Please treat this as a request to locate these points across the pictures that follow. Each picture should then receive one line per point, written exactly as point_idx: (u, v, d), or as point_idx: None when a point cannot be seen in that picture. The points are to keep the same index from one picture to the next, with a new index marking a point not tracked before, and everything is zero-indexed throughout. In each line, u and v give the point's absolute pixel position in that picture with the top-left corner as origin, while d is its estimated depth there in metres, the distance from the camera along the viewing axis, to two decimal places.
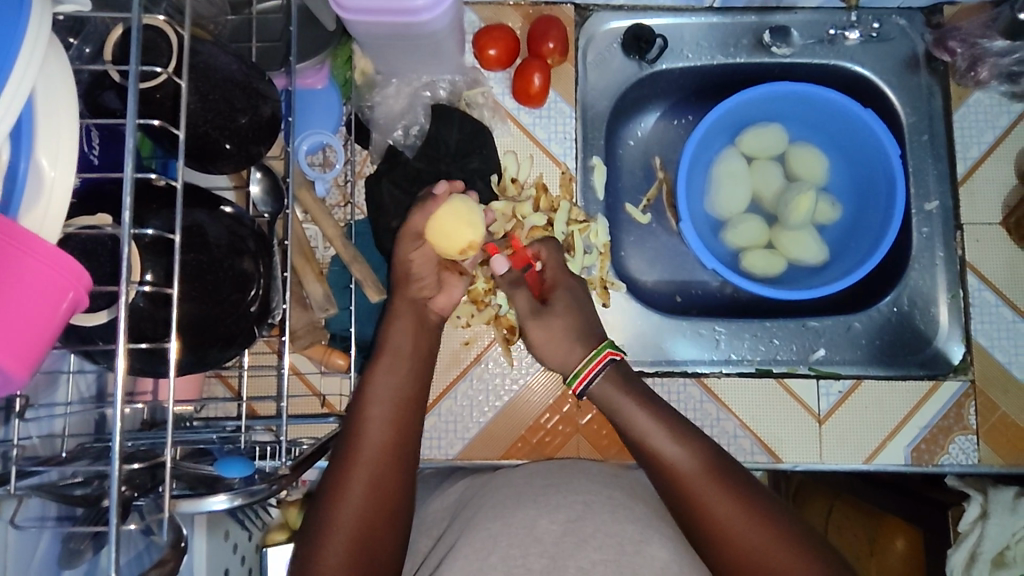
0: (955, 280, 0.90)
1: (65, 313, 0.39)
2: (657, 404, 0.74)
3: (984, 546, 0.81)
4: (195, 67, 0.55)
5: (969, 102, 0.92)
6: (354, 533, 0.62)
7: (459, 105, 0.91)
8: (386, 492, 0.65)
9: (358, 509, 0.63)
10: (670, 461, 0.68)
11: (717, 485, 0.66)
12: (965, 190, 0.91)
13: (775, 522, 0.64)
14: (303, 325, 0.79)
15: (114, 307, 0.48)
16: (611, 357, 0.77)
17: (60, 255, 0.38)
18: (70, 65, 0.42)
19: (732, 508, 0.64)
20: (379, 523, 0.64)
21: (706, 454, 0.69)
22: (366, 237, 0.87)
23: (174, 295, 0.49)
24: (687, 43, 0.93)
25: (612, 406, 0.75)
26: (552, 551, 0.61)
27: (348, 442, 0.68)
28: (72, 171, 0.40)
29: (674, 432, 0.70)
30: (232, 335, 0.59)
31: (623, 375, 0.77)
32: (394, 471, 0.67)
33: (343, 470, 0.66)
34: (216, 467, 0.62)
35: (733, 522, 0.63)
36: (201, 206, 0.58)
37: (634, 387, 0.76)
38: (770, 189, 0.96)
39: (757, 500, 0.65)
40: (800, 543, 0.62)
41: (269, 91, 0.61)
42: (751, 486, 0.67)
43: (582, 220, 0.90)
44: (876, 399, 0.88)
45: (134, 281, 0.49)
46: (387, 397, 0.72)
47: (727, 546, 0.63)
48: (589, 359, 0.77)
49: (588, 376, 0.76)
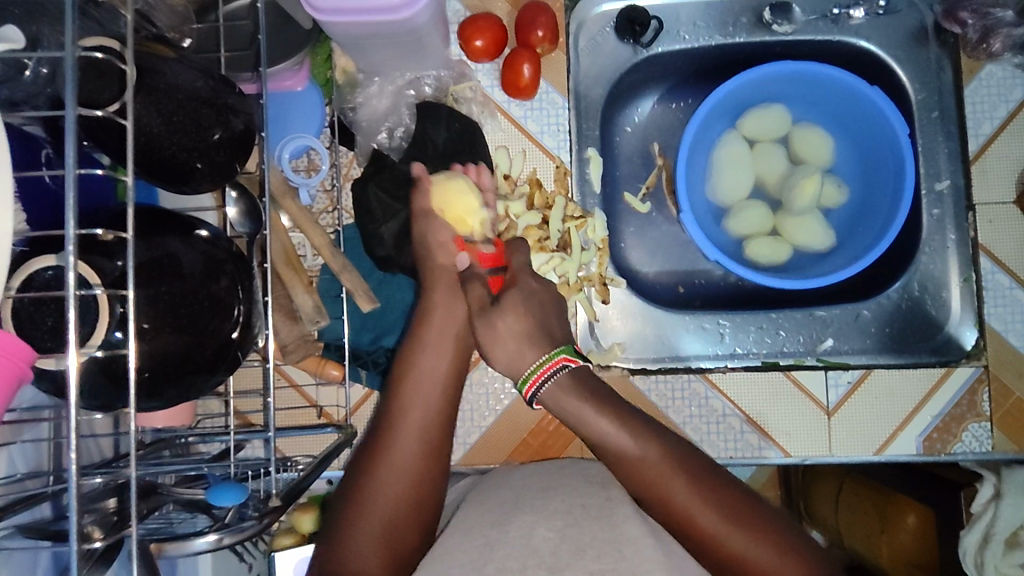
0: (968, 263, 0.87)
1: (9, 389, 0.37)
2: (624, 412, 0.69)
3: (997, 526, 0.77)
4: (154, 88, 0.50)
5: (982, 75, 0.87)
6: (378, 542, 0.61)
7: (446, 101, 0.87)
8: (414, 503, 0.64)
9: (382, 520, 0.62)
10: (634, 461, 0.66)
11: (695, 489, 0.63)
12: (977, 168, 0.87)
13: (749, 516, 0.62)
14: (293, 339, 0.76)
15: (63, 358, 0.42)
16: (566, 363, 0.72)
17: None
18: None
19: (710, 513, 0.62)
20: (401, 538, 0.62)
21: (681, 458, 0.66)
22: (355, 242, 0.84)
23: (132, 351, 0.44)
24: (683, 24, 0.89)
25: (578, 420, 0.70)
26: (550, 562, 0.58)
27: (371, 459, 0.66)
28: (10, 219, 0.35)
29: (644, 436, 0.67)
30: (214, 364, 0.56)
31: (580, 378, 0.72)
32: (421, 476, 0.65)
33: (359, 488, 0.64)
34: (208, 493, 0.58)
35: (714, 527, 0.61)
36: (174, 233, 0.54)
37: (586, 386, 0.72)
38: (775, 174, 0.93)
39: (737, 502, 0.63)
40: (786, 544, 0.61)
41: (240, 103, 0.57)
42: (721, 481, 0.65)
43: (579, 215, 0.87)
44: (886, 386, 0.86)
45: (92, 344, 0.44)
46: (415, 406, 0.70)
47: (714, 548, 0.61)
48: (540, 363, 0.72)
49: (538, 382, 0.72)
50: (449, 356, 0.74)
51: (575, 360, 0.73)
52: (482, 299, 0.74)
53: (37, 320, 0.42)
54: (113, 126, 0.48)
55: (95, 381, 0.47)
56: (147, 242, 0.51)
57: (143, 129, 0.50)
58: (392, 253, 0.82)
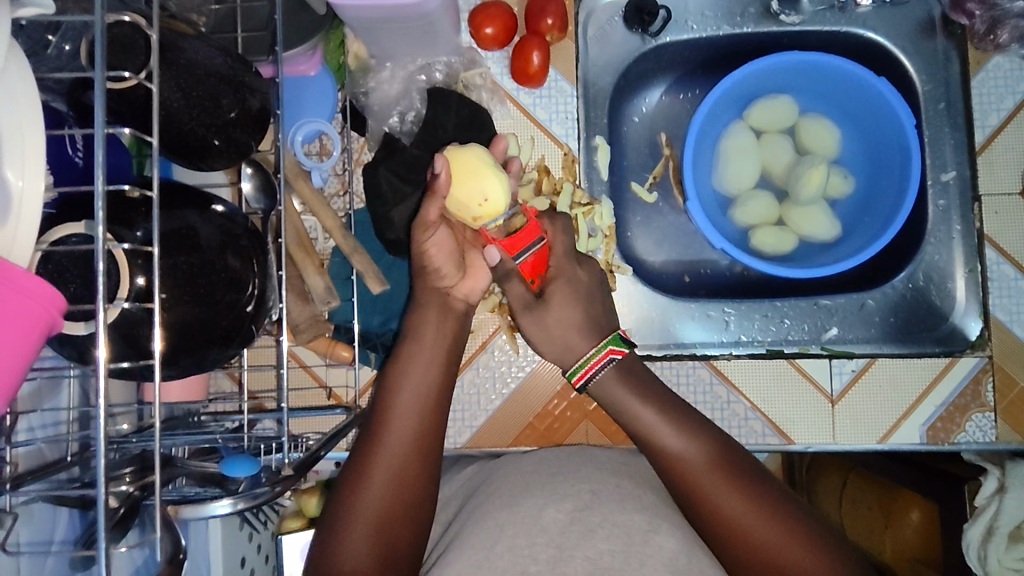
0: (973, 254, 0.88)
1: (38, 338, 0.37)
2: (659, 397, 0.73)
3: (1001, 520, 0.79)
4: (176, 63, 0.52)
5: (989, 67, 0.88)
6: (375, 524, 0.61)
7: (457, 88, 0.88)
8: (408, 487, 0.64)
9: (378, 503, 0.62)
10: (671, 450, 0.67)
11: (719, 476, 0.65)
12: (984, 159, 0.88)
13: (776, 511, 0.62)
14: (305, 319, 0.77)
15: (91, 321, 0.44)
16: (612, 356, 0.75)
17: (36, 282, 0.36)
18: (32, 68, 0.37)
19: (737, 505, 0.62)
20: (397, 523, 0.62)
21: (711, 446, 0.68)
22: (366, 226, 0.86)
23: (156, 309, 0.45)
24: (691, 14, 0.90)
25: (613, 401, 0.74)
26: (559, 540, 0.59)
27: (374, 439, 0.67)
28: (42, 182, 0.36)
29: (684, 428, 0.69)
30: (230, 336, 0.56)
31: (624, 369, 0.75)
32: (421, 465, 0.66)
33: (363, 470, 0.64)
34: (221, 465, 0.59)
35: (740, 517, 0.62)
36: (191, 205, 0.55)
37: (634, 377, 0.75)
38: (781, 164, 0.94)
39: (762, 491, 0.64)
40: (805, 534, 0.61)
41: (257, 82, 0.58)
42: (757, 477, 0.66)
43: (586, 203, 0.89)
44: (890, 376, 0.86)
45: (120, 298, 0.46)
46: (416, 390, 0.70)
47: (730, 535, 0.61)
48: (588, 357, 0.75)
49: (588, 374, 0.75)
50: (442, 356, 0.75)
51: (621, 353, 0.75)
52: (526, 298, 0.79)
53: (59, 286, 0.43)
54: (136, 99, 0.48)
55: (116, 348, 0.48)
56: (167, 212, 0.52)
57: (163, 104, 0.51)
58: (402, 237, 0.83)
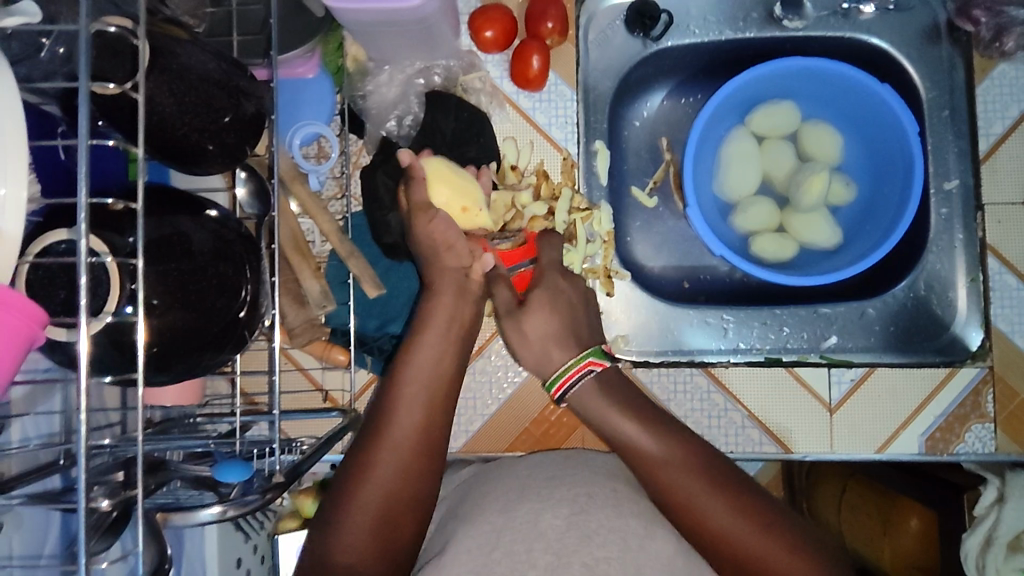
0: (975, 263, 0.87)
1: (19, 351, 0.37)
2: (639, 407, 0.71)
3: (1000, 529, 0.77)
4: (169, 69, 0.51)
5: (994, 74, 0.87)
6: (371, 525, 0.60)
7: (455, 91, 0.88)
8: (407, 485, 0.62)
9: (376, 502, 0.61)
10: (654, 459, 0.66)
11: (714, 494, 0.63)
12: (987, 167, 0.87)
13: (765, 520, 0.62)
14: (300, 322, 0.76)
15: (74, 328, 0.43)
16: (592, 367, 0.74)
17: (14, 296, 0.35)
18: (15, 80, 0.36)
19: (727, 515, 0.62)
20: (398, 523, 0.61)
21: (704, 462, 0.66)
22: (363, 229, 0.85)
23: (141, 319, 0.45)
24: (693, 18, 0.89)
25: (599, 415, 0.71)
26: (556, 546, 0.58)
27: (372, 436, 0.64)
28: (25, 189, 0.35)
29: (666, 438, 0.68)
30: (223, 341, 0.56)
31: (609, 382, 0.74)
32: (420, 465, 0.64)
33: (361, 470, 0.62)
34: (215, 468, 0.58)
35: (730, 528, 0.61)
36: (184, 210, 0.55)
37: (614, 390, 0.73)
38: (781, 171, 0.93)
39: (757, 505, 0.63)
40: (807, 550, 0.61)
41: (252, 87, 0.58)
42: (745, 485, 0.65)
43: (585, 207, 0.88)
44: (889, 386, 0.85)
45: (109, 308, 0.45)
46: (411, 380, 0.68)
47: (733, 557, 0.60)
48: (570, 366, 0.74)
49: (567, 383, 0.74)
50: (451, 349, 0.72)
51: (601, 365, 0.75)
52: (509, 303, 0.78)
53: (49, 293, 0.43)
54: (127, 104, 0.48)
55: (106, 353, 0.48)
56: (158, 220, 0.52)
57: (155, 108, 0.51)
58: (399, 240, 0.83)
